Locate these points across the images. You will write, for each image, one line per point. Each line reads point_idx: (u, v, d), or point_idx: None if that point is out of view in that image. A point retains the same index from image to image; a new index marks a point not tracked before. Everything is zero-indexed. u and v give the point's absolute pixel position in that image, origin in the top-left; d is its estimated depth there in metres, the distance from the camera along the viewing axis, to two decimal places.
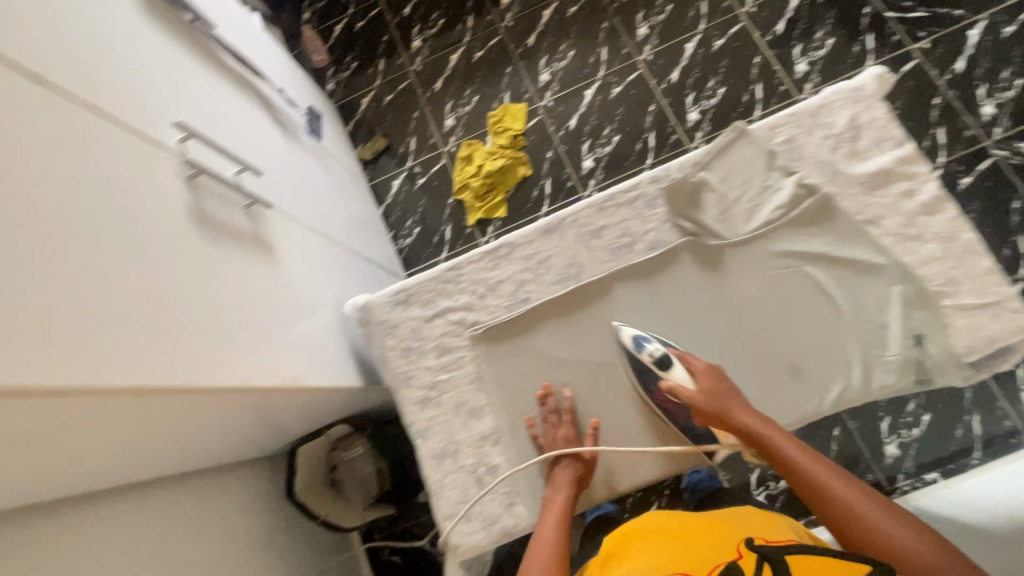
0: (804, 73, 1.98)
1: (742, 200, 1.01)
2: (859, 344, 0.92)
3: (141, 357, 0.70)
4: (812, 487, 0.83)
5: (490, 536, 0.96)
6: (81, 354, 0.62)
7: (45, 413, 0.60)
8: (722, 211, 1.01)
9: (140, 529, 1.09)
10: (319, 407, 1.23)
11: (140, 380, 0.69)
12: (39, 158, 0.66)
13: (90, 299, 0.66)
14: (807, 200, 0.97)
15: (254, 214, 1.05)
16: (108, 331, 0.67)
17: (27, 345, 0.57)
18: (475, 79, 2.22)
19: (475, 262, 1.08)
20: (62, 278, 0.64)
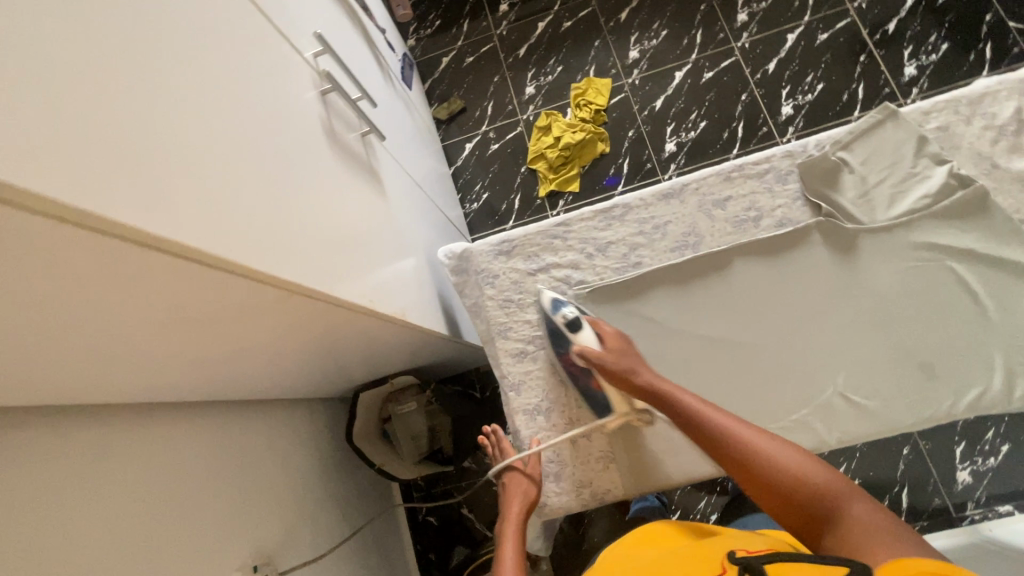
0: (912, 77, 1.88)
1: (884, 185, 0.95)
2: (1003, 349, 0.85)
3: (293, 256, 0.69)
4: (753, 462, 0.73)
5: (581, 499, 0.94)
6: (245, 236, 0.61)
7: (205, 289, 0.58)
8: (861, 195, 0.96)
9: (209, 447, 1.08)
10: (398, 352, 1.21)
11: (293, 278, 0.68)
12: (211, 39, 0.65)
13: (249, 186, 0.65)
14: (960, 191, 0.91)
15: (368, 143, 1.03)
16: (269, 223, 0.66)
17: (213, 218, 0.56)
18: (561, 50, 2.16)
19: (586, 220, 1.03)
20: (233, 162, 0.63)
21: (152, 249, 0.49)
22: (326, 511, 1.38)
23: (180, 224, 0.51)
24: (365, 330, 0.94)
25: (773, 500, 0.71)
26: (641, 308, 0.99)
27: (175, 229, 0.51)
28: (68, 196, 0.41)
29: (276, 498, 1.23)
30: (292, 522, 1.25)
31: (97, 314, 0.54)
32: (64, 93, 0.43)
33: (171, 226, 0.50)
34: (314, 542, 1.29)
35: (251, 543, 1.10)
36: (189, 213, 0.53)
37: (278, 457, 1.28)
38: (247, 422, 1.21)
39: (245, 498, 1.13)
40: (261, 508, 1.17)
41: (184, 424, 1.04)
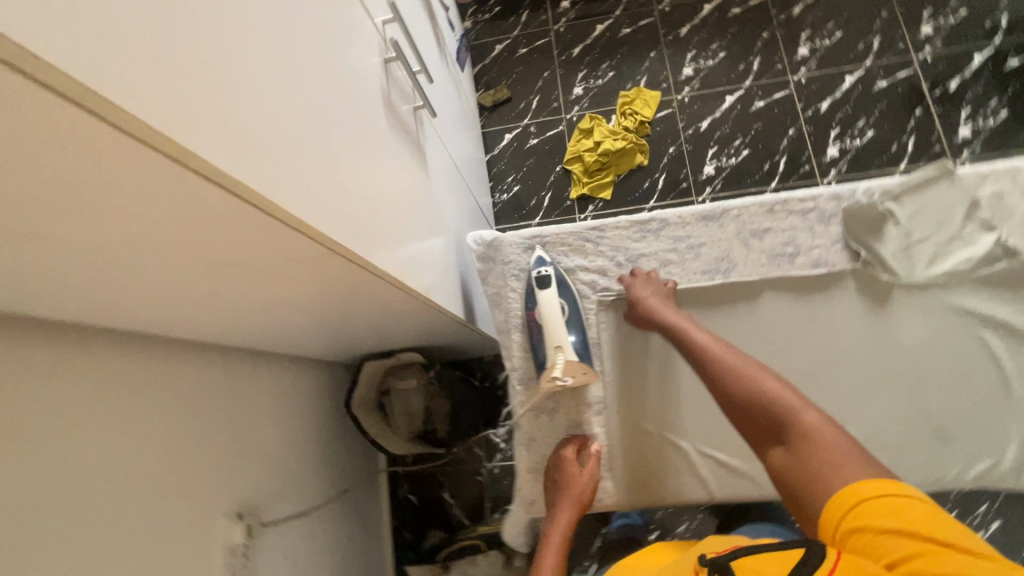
0: (965, 138, 1.85)
1: (927, 242, 0.94)
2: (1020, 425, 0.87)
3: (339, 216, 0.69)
4: (741, 399, 0.82)
5: (570, 502, 0.93)
6: (302, 189, 0.61)
7: (256, 235, 0.58)
8: (903, 248, 0.94)
9: (214, 391, 1.09)
10: (412, 328, 1.22)
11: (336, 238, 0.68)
12: None
13: (311, 140, 0.65)
14: (1001, 263, 0.91)
15: (419, 118, 1.03)
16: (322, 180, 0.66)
17: (276, 166, 0.56)
18: (616, 55, 2.15)
19: (621, 228, 1.03)
20: (300, 115, 0.63)
21: (226, 192, 0.49)
22: (314, 471, 1.39)
23: (249, 166, 0.51)
24: (386, 300, 0.94)
25: (752, 425, 0.80)
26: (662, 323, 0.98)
27: (245, 173, 0.50)
28: (160, 123, 0.41)
29: (268, 450, 1.23)
30: (280, 476, 1.26)
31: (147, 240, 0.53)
32: (169, 22, 0.43)
33: (242, 168, 0.50)
34: (298, 499, 1.30)
35: (239, 490, 1.11)
36: (258, 159, 0.53)
37: (276, 411, 1.29)
38: (252, 372, 1.22)
39: (240, 445, 1.14)
40: (253, 458, 1.18)
41: (194, 364, 1.05)
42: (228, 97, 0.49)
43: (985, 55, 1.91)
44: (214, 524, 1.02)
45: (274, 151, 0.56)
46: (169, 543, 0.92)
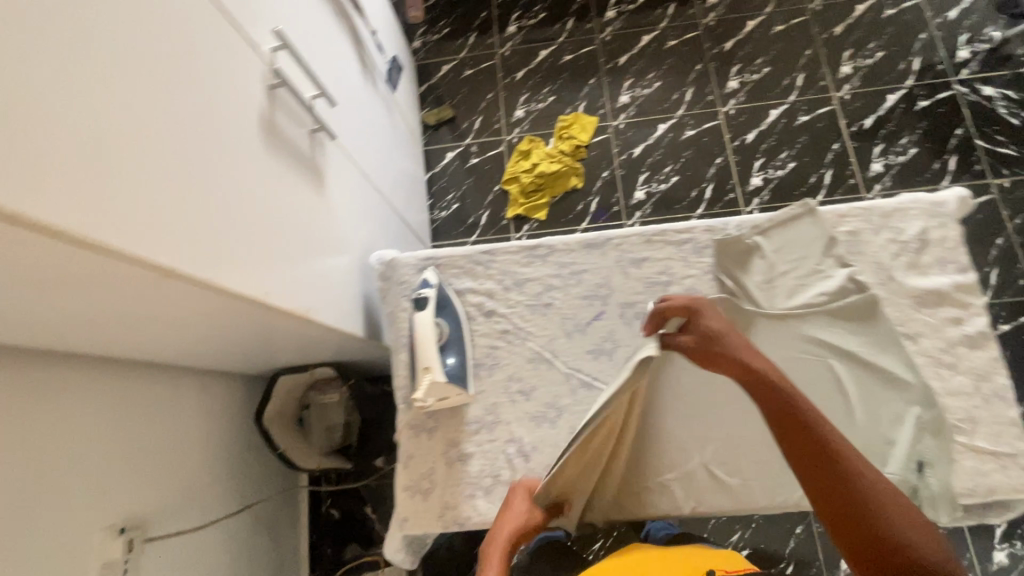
0: (878, 173, 1.95)
1: (790, 275, 0.99)
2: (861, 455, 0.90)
3: (192, 243, 0.71)
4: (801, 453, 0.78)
5: (442, 521, 0.95)
6: (136, 218, 0.62)
7: (83, 263, 0.59)
8: (766, 279, 0.99)
9: (103, 404, 1.09)
10: (316, 345, 1.23)
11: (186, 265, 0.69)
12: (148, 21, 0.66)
13: (158, 168, 0.66)
14: (853, 297, 0.95)
15: (317, 141, 1.06)
16: (171, 207, 0.68)
17: (102, 198, 0.57)
18: (557, 80, 2.22)
19: (510, 253, 1.07)
20: (144, 147, 0.64)
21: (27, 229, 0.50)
22: (219, 485, 1.38)
23: (59, 199, 0.52)
24: (268, 321, 0.95)
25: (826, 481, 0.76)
26: (543, 346, 1.01)
27: (52, 208, 0.51)
28: None
29: (166, 463, 1.23)
30: (178, 490, 1.25)
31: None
32: None
33: (49, 203, 0.51)
34: (198, 513, 1.29)
35: (125, 504, 1.10)
36: (74, 192, 0.54)
37: (179, 424, 1.28)
38: (152, 384, 1.22)
39: (130, 459, 1.13)
40: (146, 471, 1.17)
41: (81, 377, 1.05)
42: (34, 133, 0.51)
43: (898, 96, 2.03)
44: (90, 538, 1.01)
45: (100, 182, 0.57)
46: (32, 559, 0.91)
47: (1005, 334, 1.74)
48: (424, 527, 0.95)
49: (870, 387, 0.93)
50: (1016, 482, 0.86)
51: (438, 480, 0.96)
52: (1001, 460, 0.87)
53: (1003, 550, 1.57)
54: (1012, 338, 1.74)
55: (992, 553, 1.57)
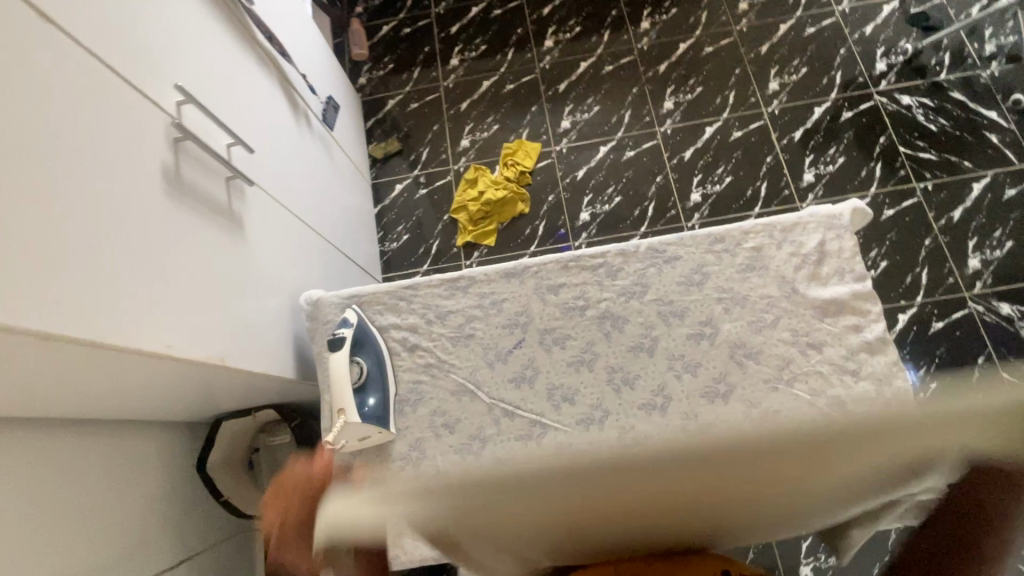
0: (810, 183, 2.03)
1: (688, 294, 1.02)
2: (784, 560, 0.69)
3: (89, 308, 0.71)
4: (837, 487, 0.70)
5: (371, 560, 0.94)
6: (19, 290, 0.62)
7: None
8: (666, 300, 1.02)
9: (30, 465, 1.05)
10: (251, 391, 1.22)
11: (82, 332, 0.69)
12: (31, 94, 0.68)
13: (45, 239, 0.67)
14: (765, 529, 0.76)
15: (234, 188, 1.08)
16: (63, 275, 0.68)
17: None
18: (500, 109, 2.28)
19: (432, 287, 1.08)
20: (31, 221, 0.65)
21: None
22: (160, 539, 1.35)
23: None
24: (188, 376, 0.93)
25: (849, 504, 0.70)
26: (467, 377, 1.03)
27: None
28: None
29: (103, 522, 1.19)
30: (116, 550, 1.22)
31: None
32: None
33: None
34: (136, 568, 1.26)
35: (54, 567, 1.06)
36: None
37: (116, 480, 1.25)
38: (88, 441, 1.19)
39: (62, 521, 1.10)
40: (78, 531, 1.13)
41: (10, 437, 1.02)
42: None
43: (823, 109, 2.12)
44: None
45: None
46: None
47: (938, 331, 1.80)
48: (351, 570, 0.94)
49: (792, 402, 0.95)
50: None
51: None
52: None
53: None
54: (945, 334, 1.80)
55: None
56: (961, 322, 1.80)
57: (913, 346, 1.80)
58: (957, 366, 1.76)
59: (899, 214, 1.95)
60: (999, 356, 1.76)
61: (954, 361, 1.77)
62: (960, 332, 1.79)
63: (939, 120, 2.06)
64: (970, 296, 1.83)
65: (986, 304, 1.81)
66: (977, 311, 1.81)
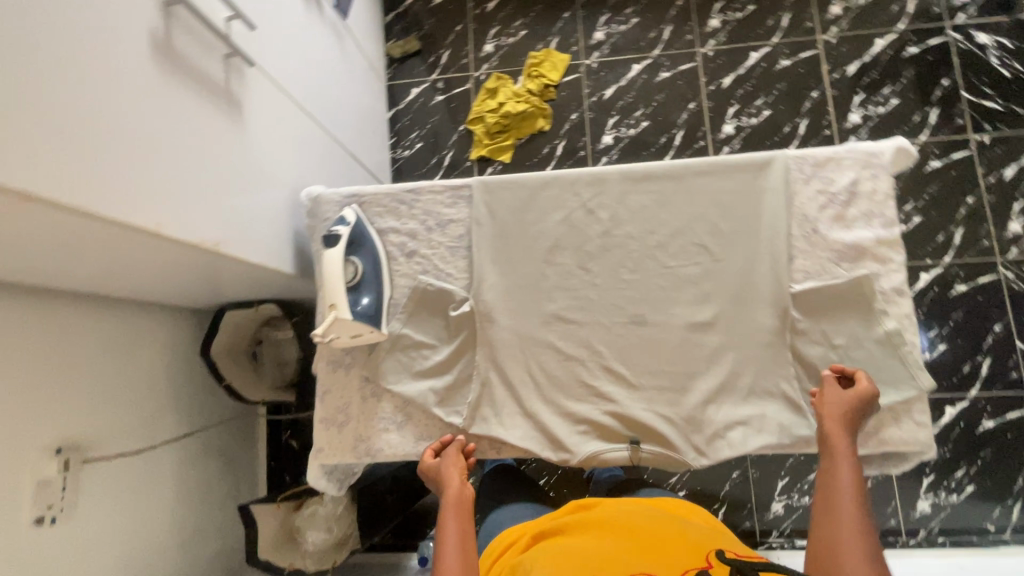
0: (855, 124, 1.87)
1: (698, 226, 0.97)
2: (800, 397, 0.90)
3: (82, 177, 0.71)
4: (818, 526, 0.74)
5: (356, 452, 0.97)
6: (18, 152, 0.63)
7: None
8: (673, 232, 0.97)
9: (24, 332, 1.06)
10: (251, 282, 1.24)
11: (72, 199, 0.69)
12: None
13: (32, 100, 0.65)
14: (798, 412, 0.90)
15: (231, 68, 1.01)
16: (53, 140, 0.67)
17: None
18: (530, 13, 2.09)
19: (435, 193, 1.04)
20: (24, 83, 0.64)
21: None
22: (164, 415, 1.40)
23: None
24: (180, 254, 0.94)
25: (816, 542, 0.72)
26: (462, 288, 1.00)
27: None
28: None
29: (105, 393, 1.24)
30: (121, 419, 1.28)
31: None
32: None
33: None
34: (142, 437, 1.32)
35: (57, 424, 1.12)
36: None
37: (119, 355, 1.28)
38: (88, 315, 1.21)
39: (76, 391, 1.16)
40: (79, 400, 1.17)
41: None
42: None
43: (887, 41, 1.91)
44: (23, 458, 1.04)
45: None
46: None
47: (959, 294, 1.73)
48: (337, 457, 0.98)
49: (794, 341, 0.92)
50: (906, 436, 0.88)
51: (353, 414, 0.98)
52: (896, 412, 0.89)
53: (927, 500, 1.64)
54: (966, 298, 1.73)
55: (916, 502, 1.64)
56: (985, 288, 1.73)
57: (929, 308, 1.74)
58: (970, 329, 1.71)
59: (946, 167, 1.81)
60: (1017, 324, 1.70)
61: (969, 325, 1.71)
62: (982, 297, 1.72)
63: (1014, 66, 1.84)
64: (1001, 261, 1.73)
65: (1017, 271, 1.72)
66: (1005, 278, 1.72)
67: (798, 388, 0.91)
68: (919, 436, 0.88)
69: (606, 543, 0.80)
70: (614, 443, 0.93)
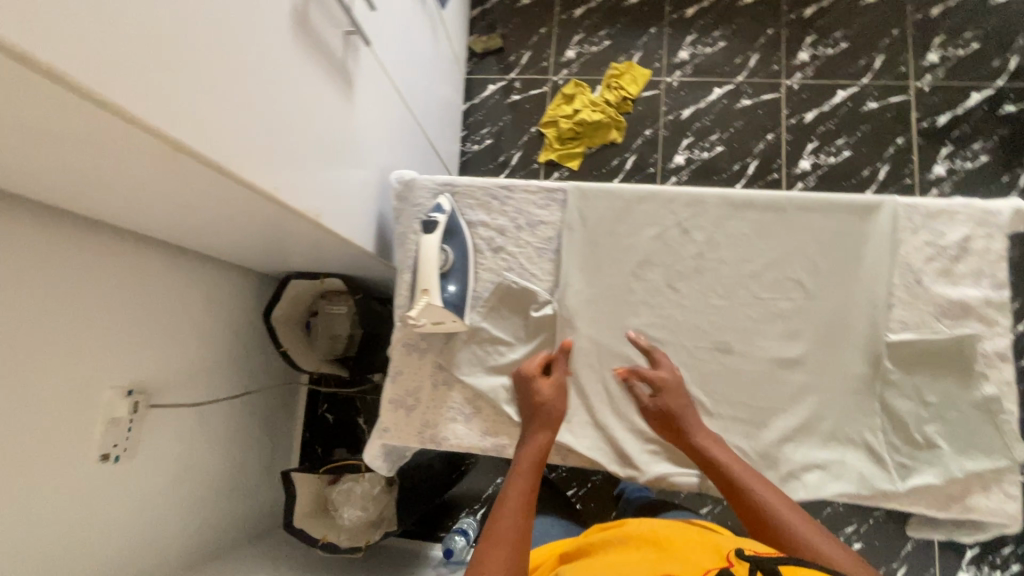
0: (938, 177, 1.82)
1: (794, 261, 0.95)
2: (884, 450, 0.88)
3: (217, 132, 0.73)
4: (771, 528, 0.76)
5: (420, 437, 0.98)
6: (169, 99, 0.65)
7: (102, 126, 0.62)
8: (767, 263, 0.96)
9: (111, 273, 1.10)
10: (327, 254, 1.26)
11: (207, 151, 0.72)
12: None
13: (187, 53, 0.68)
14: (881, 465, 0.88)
15: (350, 45, 1.03)
16: (199, 93, 0.70)
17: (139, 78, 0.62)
18: (616, 24, 2.08)
19: (529, 193, 1.04)
20: (184, 36, 0.67)
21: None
22: (220, 371, 1.44)
23: (98, 71, 0.57)
24: (278, 218, 0.97)
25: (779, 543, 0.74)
26: (546, 290, 1.00)
27: (9, 24, 0.49)
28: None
29: (172, 341, 1.27)
30: (182, 369, 1.31)
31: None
32: None
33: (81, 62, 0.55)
34: (198, 389, 1.36)
35: (128, 367, 1.15)
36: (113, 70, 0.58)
37: (189, 307, 1.32)
38: (168, 265, 1.24)
39: (147, 335, 1.20)
40: (149, 345, 1.21)
41: (84, 234, 1.04)
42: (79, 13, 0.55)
43: (982, 96, 1.85)
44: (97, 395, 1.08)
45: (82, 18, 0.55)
46: (16, 406, 0.93)
47: None
48: (401, 440, 0.99)
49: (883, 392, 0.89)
50: (990, 506, 0.85)
51: (422, 399, 0.99)
52: (983, 482, 0.85)
53: (968, 572, 1.58)
54: None
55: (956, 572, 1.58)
56: None
57: None
58: None
59: None
60: None
61: None
62: None
63: None
64: None
65: None
66: None
67: (882, 441, 0.88)
68: (1005, 508, 0.85)
69: (637, 561, 0.73)
70: (682, 468, 0.91)
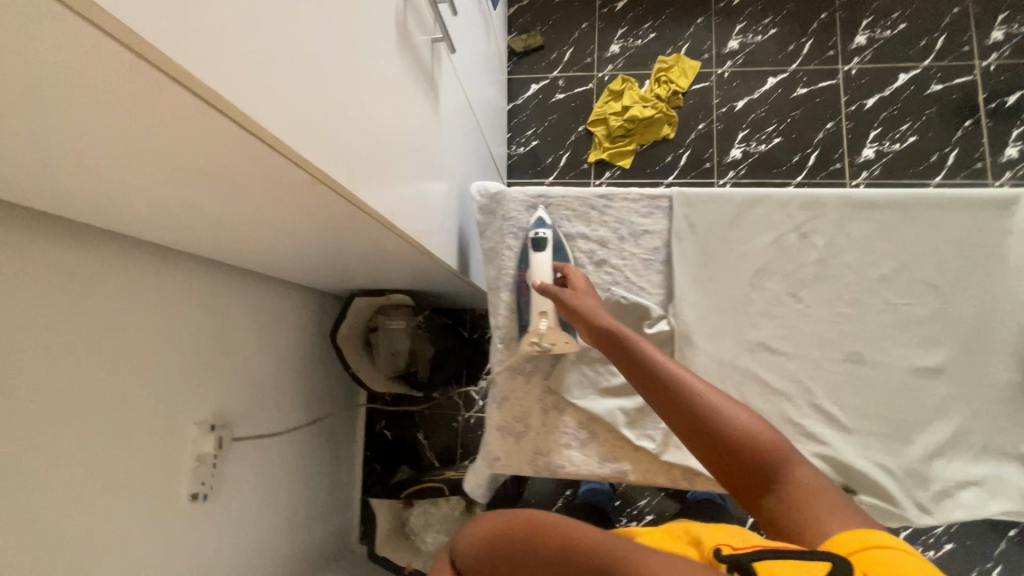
0: (1010, 159, 1.75)
1: (926, 263, 0.89)
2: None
3: (343, 154, 0.69)
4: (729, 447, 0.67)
5: (534, 465, 0.93)
6: (308, 124, 0.61)
7: (241, 155, 0.58)
8: (897, 266, 0.90)
9: (188, 303, 1.06)
10: (403, 271, 1.21)
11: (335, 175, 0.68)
12: None
13: (321, 73, 0.63)
14: None
15: (435, 53, 0.98)
16: (330, 115, 0.65)
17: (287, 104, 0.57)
18: (661, 16, 2.01)
19: (631, 201, 0.98)
20: (318, 56, 0.62)
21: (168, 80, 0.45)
22: (290, 395, 1.39)
23: (258, 101, 0.52)
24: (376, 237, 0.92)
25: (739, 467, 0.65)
26: (659, 305, 0.96)
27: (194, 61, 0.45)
28: (182, 57, 0.43)
29: (247, 368, 1.23)
30: (256, 395, 1.27)
31: (91, 126, 0.50)
32: None
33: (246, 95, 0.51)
34: (272, 414, 1.32)
35: (209, 400, 1.11)
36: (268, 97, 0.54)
37: (259, 332, 1.27)
38: (238, 289, 1.20)
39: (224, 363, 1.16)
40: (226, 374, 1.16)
41: (161, 263, 0.99)
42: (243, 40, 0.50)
43: None
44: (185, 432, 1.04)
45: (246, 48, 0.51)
46: (116, 449, 0.90)
47: None
48: (513, 468, 0.94)
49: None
50: None
51: (532, 425, 0.94)
52: None
53: None
54: None
55: None
56: None
57: None
58: None
59: None
60: None
61: None
62: None
63: None
64: None
65: None
66: None
67: None
68: None
69: None
70: None
